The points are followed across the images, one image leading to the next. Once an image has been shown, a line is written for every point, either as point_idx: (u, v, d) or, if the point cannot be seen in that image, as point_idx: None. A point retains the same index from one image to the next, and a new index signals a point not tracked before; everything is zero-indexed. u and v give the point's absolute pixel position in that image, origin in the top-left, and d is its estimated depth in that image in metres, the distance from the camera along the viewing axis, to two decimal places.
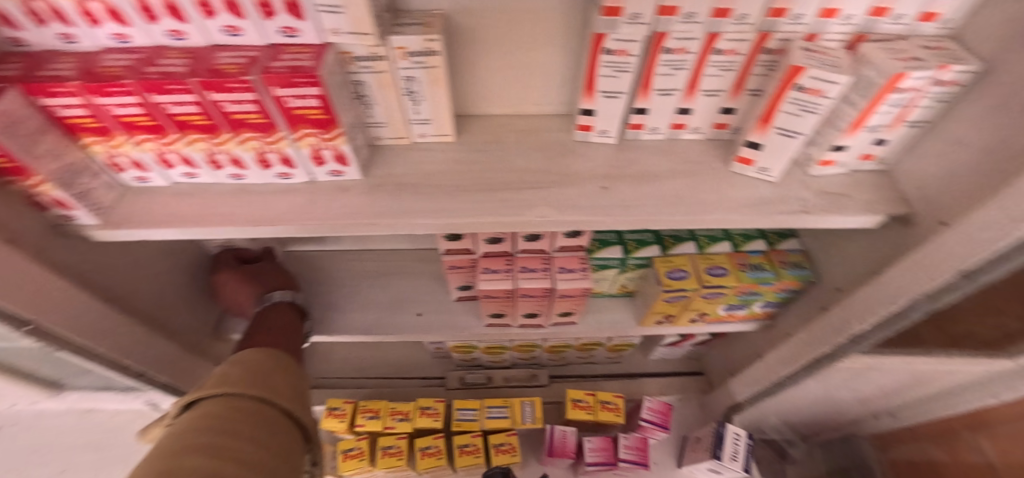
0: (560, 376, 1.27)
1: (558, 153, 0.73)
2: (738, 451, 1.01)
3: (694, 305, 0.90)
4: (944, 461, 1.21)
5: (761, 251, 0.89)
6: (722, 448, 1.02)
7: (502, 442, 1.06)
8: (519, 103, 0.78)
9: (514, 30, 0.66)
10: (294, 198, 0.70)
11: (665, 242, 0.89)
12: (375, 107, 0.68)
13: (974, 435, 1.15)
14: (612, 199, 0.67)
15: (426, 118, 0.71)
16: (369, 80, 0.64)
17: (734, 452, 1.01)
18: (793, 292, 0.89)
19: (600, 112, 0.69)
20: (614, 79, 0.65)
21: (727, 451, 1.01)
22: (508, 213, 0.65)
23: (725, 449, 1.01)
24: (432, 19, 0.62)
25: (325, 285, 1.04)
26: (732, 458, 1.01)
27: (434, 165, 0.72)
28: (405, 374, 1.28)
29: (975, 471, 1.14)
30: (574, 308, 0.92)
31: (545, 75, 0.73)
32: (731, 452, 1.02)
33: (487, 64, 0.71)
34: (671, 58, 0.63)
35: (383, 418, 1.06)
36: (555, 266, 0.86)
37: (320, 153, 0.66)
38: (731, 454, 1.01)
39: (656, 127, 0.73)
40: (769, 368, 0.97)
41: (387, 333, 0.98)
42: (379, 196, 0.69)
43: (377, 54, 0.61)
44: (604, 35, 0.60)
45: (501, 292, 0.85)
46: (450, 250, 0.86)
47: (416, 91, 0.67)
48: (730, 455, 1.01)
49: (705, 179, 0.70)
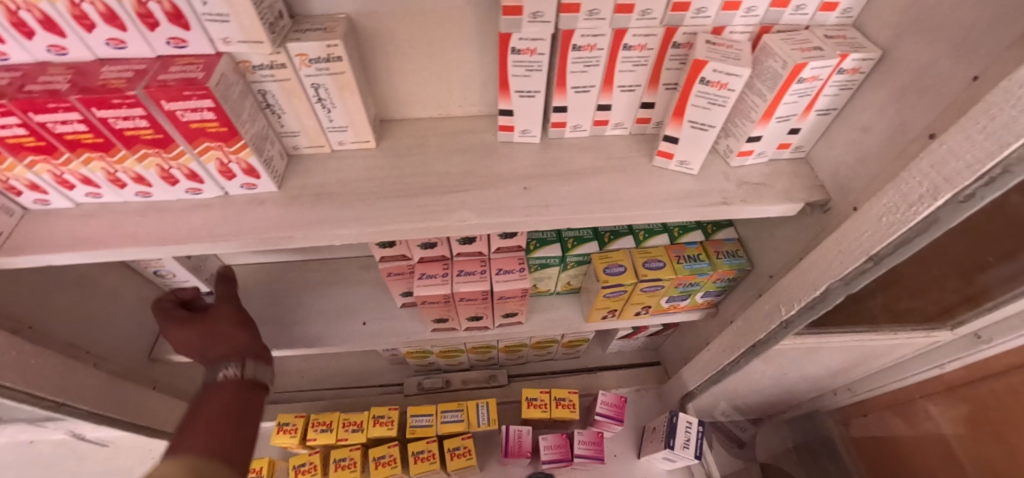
0: (519, 376, 1.27)
1: (481, 155, 0.72)
2: (689, 439, 1.03)
3: (634, 299, 0.90)
4: (900, 433, 1.14)
5: (698, 242, 0.89)
6: (674, 438, 1.03)
7: (457, 446, 1.05)
8: (443, 105, 0.77)
9: (425, 31, 0.66)
10: (207, 214, 0.67)
11: (603, 237, 0.89)
12: (286, 116, 0.66)
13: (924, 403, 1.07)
14: (533, 200, 0.66)
15: (343, 125, 0.69)
16: (274, 89, 0.63)
17: (685, 440, 1.03)
18: (730, 281, 0.90)
19: (518, 112, 0.69)
20: (527, 79, 0.64)
21: (679, 440, 1.03)
22: (427, 219, 0.64)
23: (676, 438, 1.03)
24: (334, 24, 0.61)
25: (267, 299, 1.02)
26: (684, 447, 1.03)
27: (354, 173, 0.70)
28: (362, 383, 1.26)
29: (927, 441, 1.08)
30: (517, 309, 0.91)
31: (464, 76, 0.73)
32: (682, 440, 1.04)
33: (403, 66, 0.70)
34: (581, 55, 0.62)
35: (335, 431, 1.04)
36: (492, 267, 0.85)
37: (227, 166, 0.64)
38: (682, 443, 1.03)
39: (579, 125, 0.73)
40: (714, 356, 0.99)
41: (332, 344, 0.96)
42: (296, 207, 0.67)
43: (277, 62, 0.59)
44: (509, 35, 0.59)
45: (438, 297, 0.84)
46: (386, 257, 0.85)
47: (326, 98, 0.65)
48: (682, 443, 1.03)
49: (627, 175, 0.70)
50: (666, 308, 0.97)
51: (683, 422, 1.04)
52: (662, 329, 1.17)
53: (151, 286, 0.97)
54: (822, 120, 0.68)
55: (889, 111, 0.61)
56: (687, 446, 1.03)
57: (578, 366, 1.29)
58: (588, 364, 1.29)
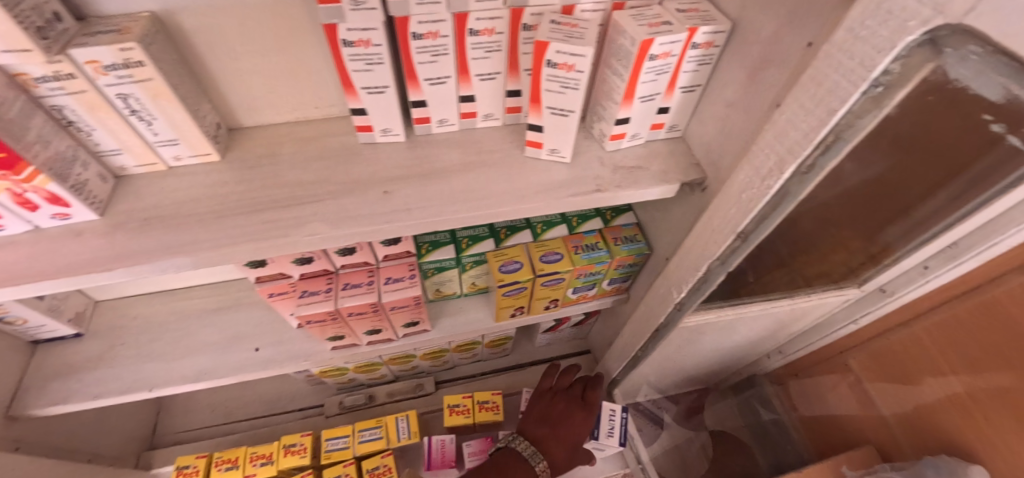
0: (447, 381, 1.23)
1: (340, 159, 0.66)
2: (615, 427, 1.03)
3: (539, 294, 0.87)
4: (826, 387, 1.17)
5: (596, 230, 0.87)
6: (599, 429, 1.03)
7: (376, 465, 0.98)
8: (298, 108, 0.70)
9: (255, 27, 0.59)
10: (9, 253, 0.57)
11: (500, 234, 0.85)
12: (98, 133, 0.58)
13: (843, 357, 1.09)
14: (393, 204, 0.61)
15: (173, 139, 0.61)
16: (70, 103, 0.54)
17: (610, 429, 1.03)
18: (632, 266, 0.89)
19: (372, 110, 0.63)
20: (370, 73, 0.59)
21: (604, 430, 1.02)
22: (273, 236, 0.58)
23: (601, 428, 1.02)
24: (133, 24, 0.53)
25: (146, 335, 0.92)
26: (609, 436, 1.02)
27: (193, 191, 0.62)
28: (279, 410, 1.18)
29: (849, 394, 1.10)
30: (419, 317, 0.87)
31: (314, 74, 0.66)
32: (608, 429, 1.04)
33: (242, 68, 0.63)
34: (424, 43, 0.57)
35: (242, 467, 0.96)
36: (381, 277, 0.80)
37: (24, 197, 0.53)
38: (607, 432, 1.03)
39: (444, 119, 0.68)
40: (627, 341, 0.98)
41: (221, 377, 0.88)
42: (121, 235, 0.59)
43: (62, 72, 0.51)
44: (334, 25, 0.53)
45: (323, 315, 0.78)
46: (262, 277, 0.78)
47: (140, 110, 0.57)
48: (608, 432, 1.03)
49: (498, 169, 0.66)
50: (576, 299, 0.95)
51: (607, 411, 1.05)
52: (585, 318, 1.15)
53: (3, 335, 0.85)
54: (689, 97, 0.67)
55: (743, 83, 0.59)
56: (613, 435, 1.03)
57: (508, 364, 1.26)
58: (519, 361, 1.27)
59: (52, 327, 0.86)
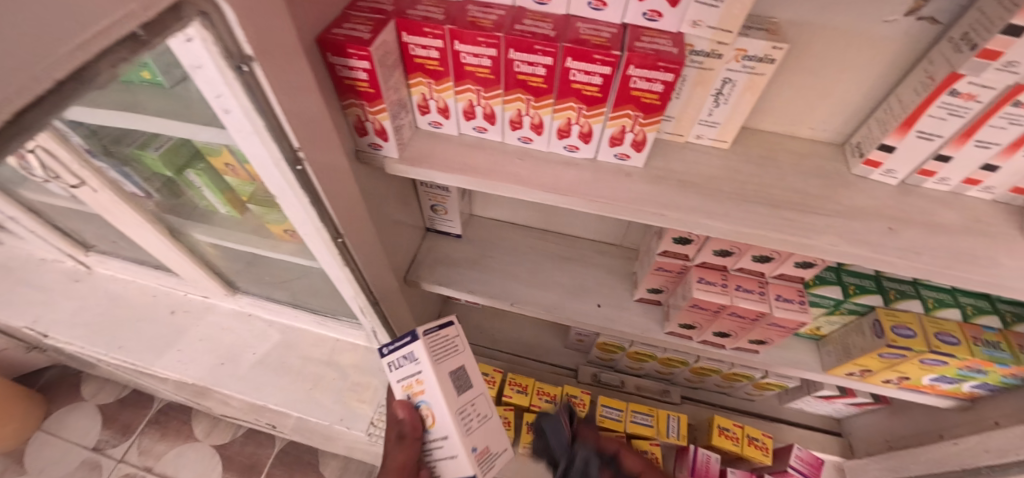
0: (691, 398, 1.28)
1: (835, 183, 0.72)
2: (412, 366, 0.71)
3: (903, 367, 0.85)
4: None
5: (996, 328, 0.82)
6: (447, 355, 0.72)
7: (645, 450, 1.05)
8: (793, 125, 0.77)
9: (837, 51, 0.66)
10: (577, 172, 0.71)
11: (888, 293, 0.85)
12: (677, 101, 0.68)
13: None
14: (901, 242, 0.65)
15: (716, 121, 0.70)
16: (690, 75, 0.64)
17: (412, 365, 0.70)
18: (1021, 380, 0.81)
19: (901, 151, 0.67)
20: (941, 122, 0.62)
21: (434, 384, 0.69)
22: (797, 233, 0.65)
23: (425, 383, 0.70)
24: (772, 27, 0.62)
25: (509, 257, 1.09)
26: (435, 359, 0.70)
27: (709, 168, 0.72)
28: (537, 356, 1.35)
29: None
30: (770, 338, 0.90)
31: (837, 103, 0.72)
32: (443, 350, 0.71)
33: (787, 77, 0.71)
34: (1015, 111, 0.58)
35: (530, 396, 1.10)
36: (771, 293, 0.84)
37: (623, 135, 0.66)
38: (446, 338, 0.73)
39: (946, 178, 0.69)
40: (965, 453, 0.89)
41: (568, 317, 1.00)
42: (662, 187, 0.69)
43: (717, 52, 0.60)
44: (961, 76, 0.57)
45: (713, 305, 0.85)
46: (667, 253, 0.87)
47: (725, 94, 0.65)
48: (445, 342, 0.73)
49: (999, 242, 0.67)
50: (919, 385, 0.91)
51: (387, 371, 0.73)
52: (870, 402, 1.11)
53: (420, 215, 1.07)
54: None
55: None
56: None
57: (751, 410, 1.27)
58: (762, 412, 1.27)
59: (453, 223, 1.07)
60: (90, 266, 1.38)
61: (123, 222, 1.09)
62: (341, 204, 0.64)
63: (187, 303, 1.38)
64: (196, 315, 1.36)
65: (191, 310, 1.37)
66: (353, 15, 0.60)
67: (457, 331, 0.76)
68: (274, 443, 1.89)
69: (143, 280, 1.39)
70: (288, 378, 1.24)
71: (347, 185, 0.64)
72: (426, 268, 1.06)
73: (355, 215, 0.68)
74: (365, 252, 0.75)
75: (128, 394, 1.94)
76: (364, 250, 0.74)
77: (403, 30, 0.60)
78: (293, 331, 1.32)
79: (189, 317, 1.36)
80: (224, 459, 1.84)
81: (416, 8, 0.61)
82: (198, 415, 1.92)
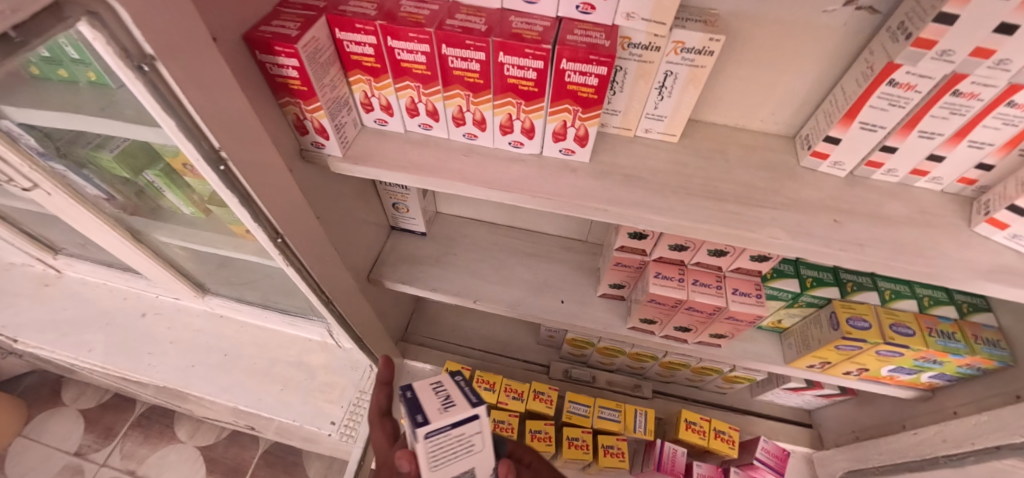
0: (663, 393, 1.28)
1: (784, 176, 0.71)
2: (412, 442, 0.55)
3: (861, 358, 0.85)
4: None
5: (952, 318, 0.81)
6: (454, 458, 0.53)
7: (611, 444, 1.05)
8: (744, 117, 0.76)
9: (781, 43, 0.65)
10: (522, 168, 0.70)
11: (845, 286, 0.85)
12: (620, 95, 0.67)
13: None
14: (845, 235, 0.65)
15: (662, 115, 0.69)
16: (630, 68, 0.62)
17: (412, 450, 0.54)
18: (976, 370, 0.81)
19: (846, 143, 0.66)
20: (883, 112, 0.61)
21: None
22: (740, 227, 0.64)
23: None
24: (711, 19, 0.61)
25: (473, 254, 1.08)
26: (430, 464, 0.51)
27: (656, 162, 0.71)
28: (509, 353, 1.35)
29: None
30: (730, 333, 0.90)
31: (784, 95, 0.72)
32: (446, 455, 0.52)
33: (733, 69, 0.70)
34: (954, 101, 0.57)
35: (497, 393, 1.10)
36: (728, 286, 0.84)
37: (565, 130, 0.65)
38: (459, 440, 0.53)
39: (894, 169, 0.69)
40: (924, 442, 0.89)
41: (530, 313, 0.99)
42: (607, 182, 0.68)
43: (654, 44, 0.59)
44: (898, 66, 0.56)
45: (670, 300, 0.84)
46: (624, 247, 0.86)
47: (668, 87, 0.64)
48: (454, 444, 0.52)
49: (944, 233, 0.66)
50: (879, 377, 0.91)
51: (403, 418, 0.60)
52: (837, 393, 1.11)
53: (383, 214, 1.06)
54: None
55: None
56: None
57: (722, 403, 1.27)
58: (732, 405, 1.27)
59: (415, 221, 1.07)
60: (59, 270, 1.37)
61: (83, 225, 1.08)
62: (275, 203, 0.64)
63: (158, 305, 1.36)
64: (167, 317, 1.35)
65: (162, 312, 1.35)
66: (283, 12, 0.59)
67: (482, 427, 0.54)
68: (258, 445, 1.87)
69: (113, 283, 1.38)
70: (259, 380, 1.24)
71: (281, 184, 0.64)
72: (389, 267, 1.05)
73: (294, 214, 0.68)
74: (310, 251, 0.74)
75: (109, 397, 1.92)
76: (308, 249, 0.74)
77: (335, 26, 0.59)
78: (265, 332, 1.31)
79: (159, 319, 1.34)
80: (207, 461, 1.81)
81: (349, 4, 0.60)
82: (181, 417, 1.89)
